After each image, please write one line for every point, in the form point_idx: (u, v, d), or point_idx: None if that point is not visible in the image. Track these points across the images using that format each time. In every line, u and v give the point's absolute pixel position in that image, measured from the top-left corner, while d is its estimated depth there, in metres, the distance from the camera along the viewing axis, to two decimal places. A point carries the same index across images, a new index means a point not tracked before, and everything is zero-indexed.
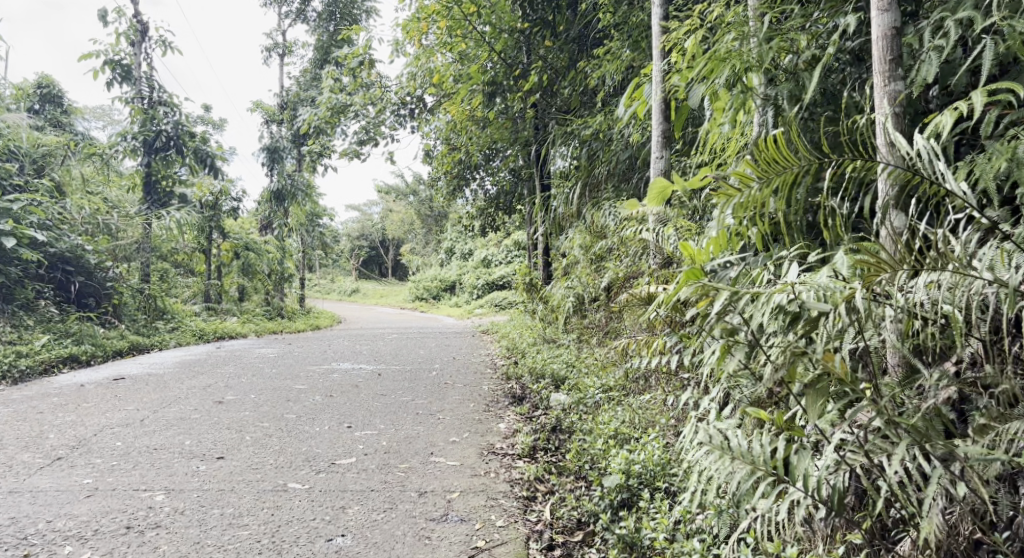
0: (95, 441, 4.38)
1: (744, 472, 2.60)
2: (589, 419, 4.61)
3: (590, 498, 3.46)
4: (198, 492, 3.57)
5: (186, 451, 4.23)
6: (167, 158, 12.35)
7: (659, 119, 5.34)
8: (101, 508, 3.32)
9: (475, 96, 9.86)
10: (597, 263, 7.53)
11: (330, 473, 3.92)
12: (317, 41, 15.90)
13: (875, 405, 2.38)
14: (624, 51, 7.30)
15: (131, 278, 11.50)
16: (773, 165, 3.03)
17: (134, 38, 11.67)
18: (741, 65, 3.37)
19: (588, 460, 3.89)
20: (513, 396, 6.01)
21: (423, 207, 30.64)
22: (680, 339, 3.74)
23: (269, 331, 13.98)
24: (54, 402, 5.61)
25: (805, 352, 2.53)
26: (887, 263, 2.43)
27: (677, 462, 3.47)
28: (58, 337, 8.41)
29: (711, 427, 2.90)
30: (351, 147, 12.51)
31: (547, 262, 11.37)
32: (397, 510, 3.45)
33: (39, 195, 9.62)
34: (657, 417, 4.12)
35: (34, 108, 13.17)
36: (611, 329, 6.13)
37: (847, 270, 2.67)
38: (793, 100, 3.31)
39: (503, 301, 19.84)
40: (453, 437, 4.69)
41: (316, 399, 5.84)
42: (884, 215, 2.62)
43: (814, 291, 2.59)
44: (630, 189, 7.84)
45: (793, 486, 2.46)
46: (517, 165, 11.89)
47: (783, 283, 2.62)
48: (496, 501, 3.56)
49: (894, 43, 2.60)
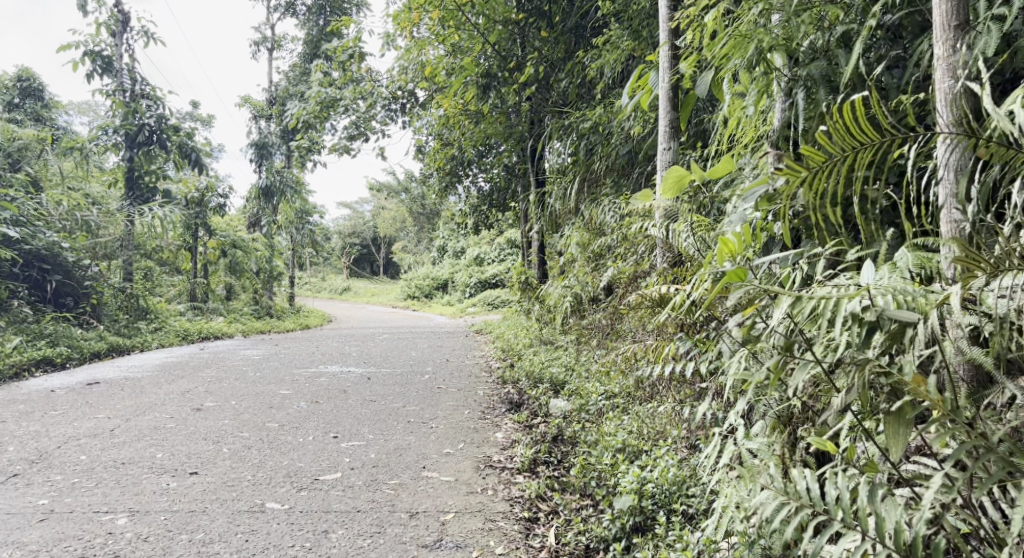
0: (57, 455, 4.02)
1: (786, 511, 2.29)
2: (593, 429, 4.31)
3: (599, 521, 3.16)
4: (166, 514, 3.23)
5: (156, 465, 3.88)
6: (150, 153, 11.93)
7: (666, 108, 5.03)
8: (54, 535, 2.98)
9: (469, 90, 9.53)
10: (596, 261, 7.21)
11: (312, 492, 3.58)
12: (307, 35, 15.53)
13: (966, 431, 2.01)
14: (623, 40, 6.99)
15: (112, 276, 11.10)
16: (848, 140, 2.54)
17: (115, 29, 11.26)
18: (767, 43, 3.07)
19: (594, 477, 3.58)
20: (510, 401, 5.68)
21: (415, 205, 30.24)
22: (696, 344, 3.45)
23: (256, 330, 13.61)
24: (20, 410, 5.25)
25: (880, 368, 2.14)
26: (984, 261, 2.07)
27: (694, 481, 3.17)
28: (31, 339, 8.03)
29: (741, 446, 2.58)
30: (341, 142, 12.15)
31: (543, 260, 11.06)
32: (386, 535, 3.13)
33: (12, 190, 9.19)
34: (668, 429, 3.81)
35: (12, 101, 12.73)
36: (614, 331, 5.82)
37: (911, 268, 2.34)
38: (826, 82, 2.99)
39: (497, 300, 19.54)
40: (446, 448, 4.37)
41: (301, 406, 5.49)
42: (953, 204, 2.30)
43: (891, 294, 2.19)
44: (629, 184, 7.52)
45: (862, 533, 2.11)
46: (511, 161, 11.57)
47: (858, 287, 2.18)
48: (495, 525, 3.24)
49: (959, 6, 2.31)
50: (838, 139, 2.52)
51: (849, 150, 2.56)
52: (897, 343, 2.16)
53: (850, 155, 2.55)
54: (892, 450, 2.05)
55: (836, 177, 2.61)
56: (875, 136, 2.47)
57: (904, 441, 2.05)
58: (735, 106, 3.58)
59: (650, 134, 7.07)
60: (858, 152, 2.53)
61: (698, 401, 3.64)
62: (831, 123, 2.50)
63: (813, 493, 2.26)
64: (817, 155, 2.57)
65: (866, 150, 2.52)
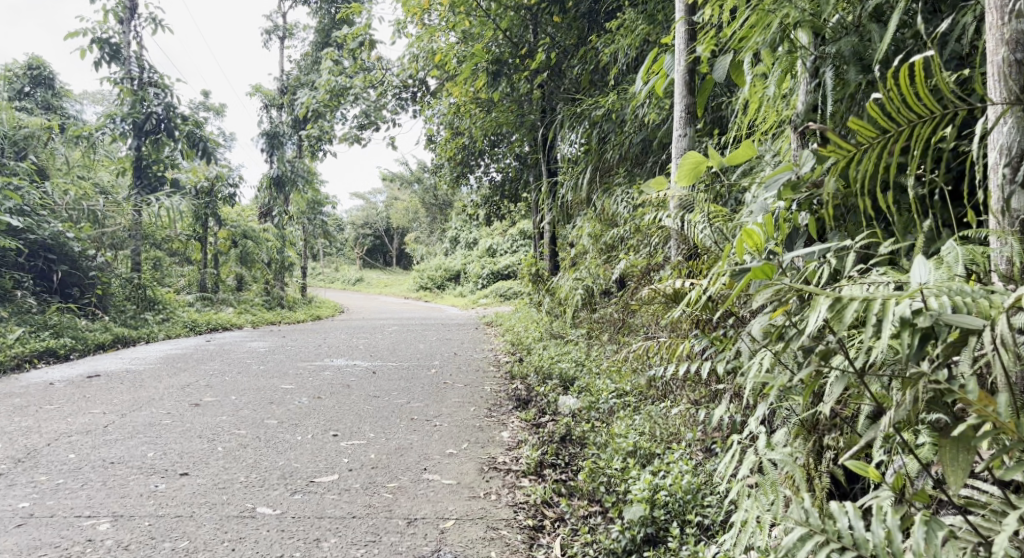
0: (46, 453, 3.88)
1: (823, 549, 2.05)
2: (603, 429, 4.12)
3: (608, 532, 2.96)
4: (150, 519, 3.08)
5: (146, 465, 3.73)
6: (158, 142, 11.73)
7: (682, 93, 4.81)
8: (30, 543, 2.84)
9: (479, 77, 9.30)
10: (608, 253, 7.02)
11: (306, 495, 3.42)
12: (318, 23, 15.33)
13: None
14: (638, 24, 6.75)
15: (119, 266, 10.99)
16: (900, 116, 2.26)
17: (123, 16, 11.12)
18: (793, 18, 2.86)
19: (603, 482, 3.38)
20: (518, 398, 5.50)
21: (427, 196, 30.12)
22: (713, 342, 3.25)
23: (266, 321, 13.50)
24: (15, 404, 5.11)
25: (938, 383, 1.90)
26: None
27: (710, 490, 2.97)
28: (34, 330, 7.92)
29: (762, 456, 2.38)
30: (351, 132, 11.96)
31: (555, 252, 10.85)
32: (381, 543, 2.96)
33: (16, 178, 9.06)
34: (682, 433, 3.60)
35: (22, 90, 12.62)
36: (628, 326, 5.62)
37: (962, 267, 2.11)
38: (857, 59, 2.76)
39: (509, 292, 19.35)
40: (449, 448, 4.18)
41: (303, 402, 5.33)
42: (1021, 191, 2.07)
43: (948, 293, 1.95)
44: (643, 174, 7.30)
45: None
46: (523, 150, 11.34)
47: (912, 287, 1.93)
48: (497, 533, 3.06)
49: None
50: (890, 114, 2.24)
51: (899, 127, 2.29)
52: (957, 352, 1.91)
53: (901, 131, 2.28)
54: (949, 480, 1.83)
55: (879, 157, 2.35)
56: (931, 109, 2.20)
57: (965, 471, 1.83)
58: (756, 89, 3.37)
59: (666, 122, 6.84)
60: (917, 126, 2.24)
61: (714, 402, 3.43)
62: (883, 96, 2.25)
63: (857, 533, 2.02)
64: (869, 130, 2.31)
65: (922, 124, 2.24)
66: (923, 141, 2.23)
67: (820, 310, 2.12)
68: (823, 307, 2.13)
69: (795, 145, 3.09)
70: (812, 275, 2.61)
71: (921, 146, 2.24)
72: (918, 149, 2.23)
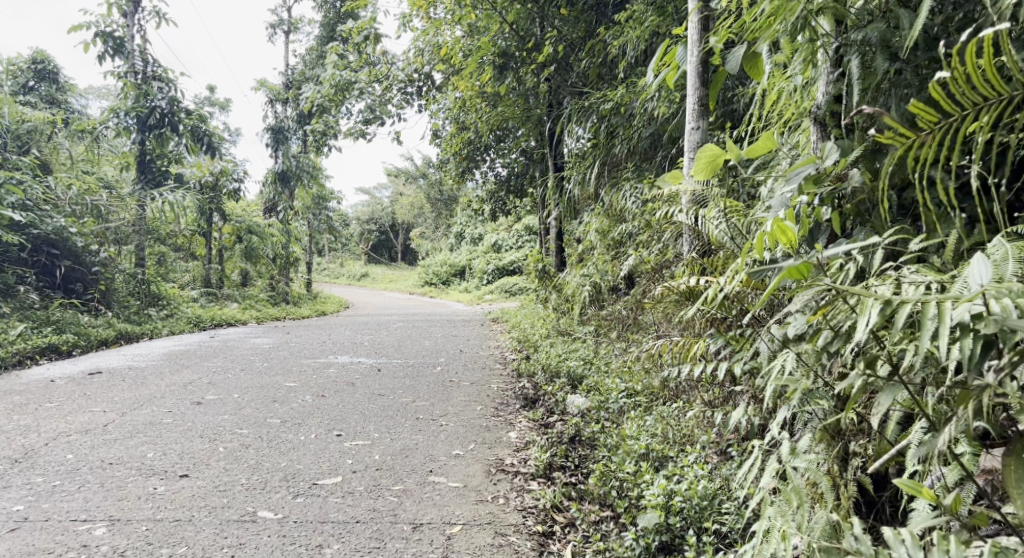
0: (44, 454, 3.80)
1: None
2: (614, 430, 4.02)
3: (621, 540, 2.86)
4: (147, 523, 3.00)
5: (145, 466, 3.64)
6: (162, 136, 11.64)
7: (694, 84, 4.68)
8: (25, 549, 2.77)
9: (485, 71, 9.18)
10: (616, 249, 6.91)
11: (309, 498, 3.33)
12: (323, 17, 15.22)
13: None
14: (647, 16, 6.63)
15: (123, 262, 10.92)
16: (965, 99, 2.09)
17: (127, 9, 11.03)
18: (813, 5, 2.75)
19: (615, 486, 3.28)
20: (525, 397, 5.40)
21: (432, 191, 30.06)
22: (729, 341, 3.15)
23: (271, 317, 13.43)
24: (14, 402, 5.03)
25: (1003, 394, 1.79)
26: None
27: (728, 495, 2.86)
28: (36, 326, 7.85)
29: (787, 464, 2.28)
30: (356, 126, 11.86)
31: (561, 247, 10.75)
32: (386, 550, 2.87)
33: (19, 173, 8.98)
34: (697, 435, 3.48)
35: (26, 84, 12.55)
36: (639, 325, 5.52)
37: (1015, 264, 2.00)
38: (884, 46, 2.63)
39: (514, 288, 19.24)
40: (455, 449, 4.08)
41: (306, 400, 5.23)
42: None
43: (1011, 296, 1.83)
44: (652, 168, 7.19)
45: None
46: (530, 145, 11.23)
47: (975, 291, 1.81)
48: (506, 540, 2.96)
49: None
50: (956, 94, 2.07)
51: (963, 110, 2.12)
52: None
53: (966, 114, 2.10)
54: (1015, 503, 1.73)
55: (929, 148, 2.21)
56: (1001, 89, 2.03)
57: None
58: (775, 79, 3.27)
59: (676, 115, 6.72)
60: (984, 109, 2.07)
61: (731, 405, 3.32)
62: (948, 76, 2.07)
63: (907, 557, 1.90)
64: (932, 113, 2.14)
65: (988, 108, 2.08)
66: (989, 126, 2.07)
67: (869, 315, 2.02)
68: (872, 310, 2.02)
69: (814, 138, 2.99)
70: (837, 274, 2.52)
71: (988, 131, 2.07)
72: (984, 135, 2.07)
